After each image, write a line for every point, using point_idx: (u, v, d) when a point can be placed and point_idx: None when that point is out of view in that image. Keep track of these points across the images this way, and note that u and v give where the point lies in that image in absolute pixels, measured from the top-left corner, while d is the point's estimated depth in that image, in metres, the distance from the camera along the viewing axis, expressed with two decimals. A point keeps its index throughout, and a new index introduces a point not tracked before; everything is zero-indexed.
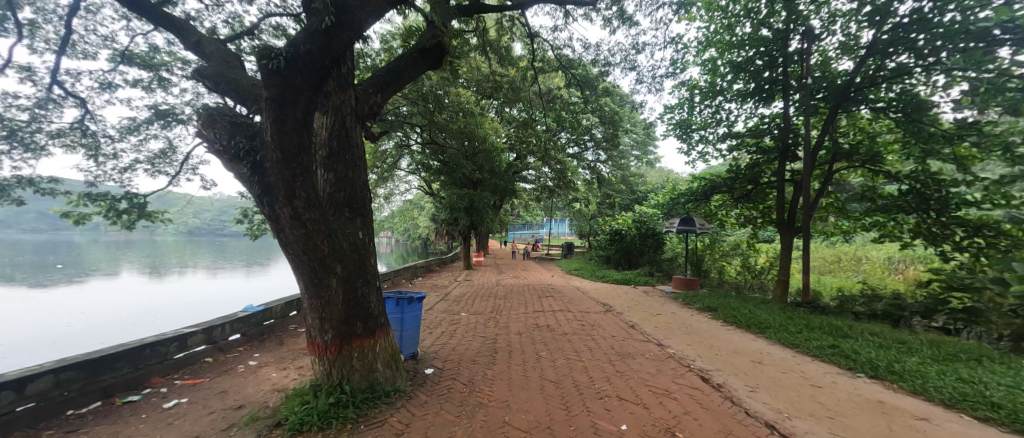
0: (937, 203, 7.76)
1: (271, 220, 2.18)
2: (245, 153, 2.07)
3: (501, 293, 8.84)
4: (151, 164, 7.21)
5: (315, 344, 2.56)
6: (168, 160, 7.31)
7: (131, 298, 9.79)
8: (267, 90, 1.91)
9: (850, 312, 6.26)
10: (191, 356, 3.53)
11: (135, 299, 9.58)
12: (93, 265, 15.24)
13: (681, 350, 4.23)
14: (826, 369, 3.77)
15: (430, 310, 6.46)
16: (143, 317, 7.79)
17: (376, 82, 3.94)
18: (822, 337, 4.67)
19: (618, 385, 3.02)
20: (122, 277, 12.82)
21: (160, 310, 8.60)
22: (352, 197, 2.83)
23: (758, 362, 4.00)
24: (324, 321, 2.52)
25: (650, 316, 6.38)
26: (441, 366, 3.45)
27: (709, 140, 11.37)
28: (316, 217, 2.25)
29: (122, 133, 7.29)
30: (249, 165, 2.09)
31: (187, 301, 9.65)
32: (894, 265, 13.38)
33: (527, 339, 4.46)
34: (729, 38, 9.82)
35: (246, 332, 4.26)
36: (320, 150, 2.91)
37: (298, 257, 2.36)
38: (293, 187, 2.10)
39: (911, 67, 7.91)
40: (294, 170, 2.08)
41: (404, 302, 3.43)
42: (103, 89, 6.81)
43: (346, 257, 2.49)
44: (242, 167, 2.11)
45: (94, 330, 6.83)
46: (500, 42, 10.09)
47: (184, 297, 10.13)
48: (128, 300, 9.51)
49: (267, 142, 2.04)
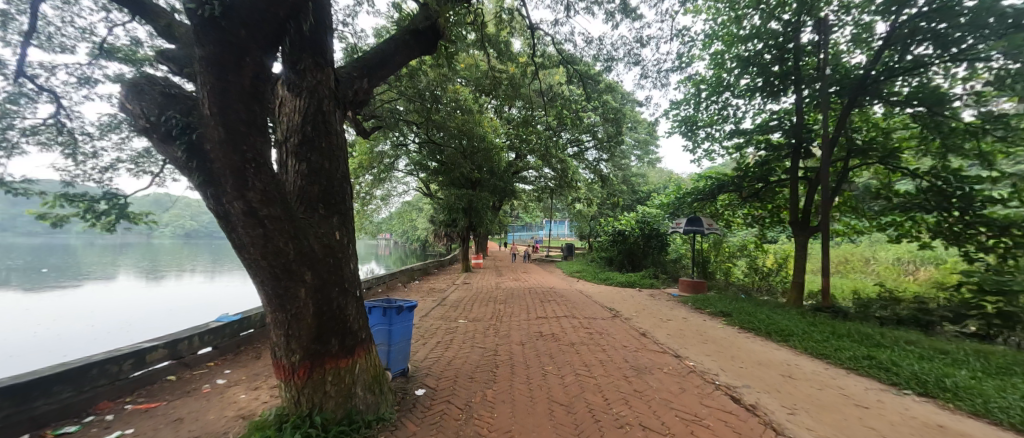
0: (960, 201, 7.40)
1: (219, 217, 1.76)
2: (180, 131, 1.65)
3: (502, 297, 8.43)
4: (135, 164, 6.79)
5: (281, 366, 2.14)
6: (153, 160, 6.88)
7: (116, 301, 9.29)
8: (202, 48, 1.49)
9: (874, 317, 5.88)
10: (150, 375, 3.10)
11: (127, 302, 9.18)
12: (85, 268, 14.89)
13: (701, 363, 3.82)
14: (867, 385, 3.37)
15: (425, 317, 6.04)
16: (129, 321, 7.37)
17: (362, 66, 3.50)
18: (855, 346, 4.26)
19: (639, 409, 2.61)
20: (117, 280, 12.52)
21: (150, 312, 8.18)
22: (327, 192, 2.41)
23: (789, 376, 3.60)
24: (291, 340, 2.09)
25: (660, 321, 5.97)
26: (435, 385, 3.02)
27: (716, 138, 11.01)
28: (278, 214, 1.83)
29: (104, 131, 6.87)
30: (184, 147, 1.67)
31: (176, 305, 9.15)
32: (906, 266, 13.01)
33: (531, 350, 4.05)
34: (737, 31, 9.44)
35: (219, 345, 3.84)
36: (292, 137, 2.50)
37: (257, 264, 1.93)
38: (245, 176, 1.68)
39: (930, 59, 7.57)
40: (244, 153, 1.66)
41: (391, 312, 3.02)
42: (83, 85, 6.41)
43: (317, 262, 2.07)
44: (178, 150, 1.69)
45: (74, 333, 6.38)
46: (498, 37, 9.73)
47: (172, 300, 9.62)
48: (114, 303, 9.03)
49: (206, 118, 1.61)
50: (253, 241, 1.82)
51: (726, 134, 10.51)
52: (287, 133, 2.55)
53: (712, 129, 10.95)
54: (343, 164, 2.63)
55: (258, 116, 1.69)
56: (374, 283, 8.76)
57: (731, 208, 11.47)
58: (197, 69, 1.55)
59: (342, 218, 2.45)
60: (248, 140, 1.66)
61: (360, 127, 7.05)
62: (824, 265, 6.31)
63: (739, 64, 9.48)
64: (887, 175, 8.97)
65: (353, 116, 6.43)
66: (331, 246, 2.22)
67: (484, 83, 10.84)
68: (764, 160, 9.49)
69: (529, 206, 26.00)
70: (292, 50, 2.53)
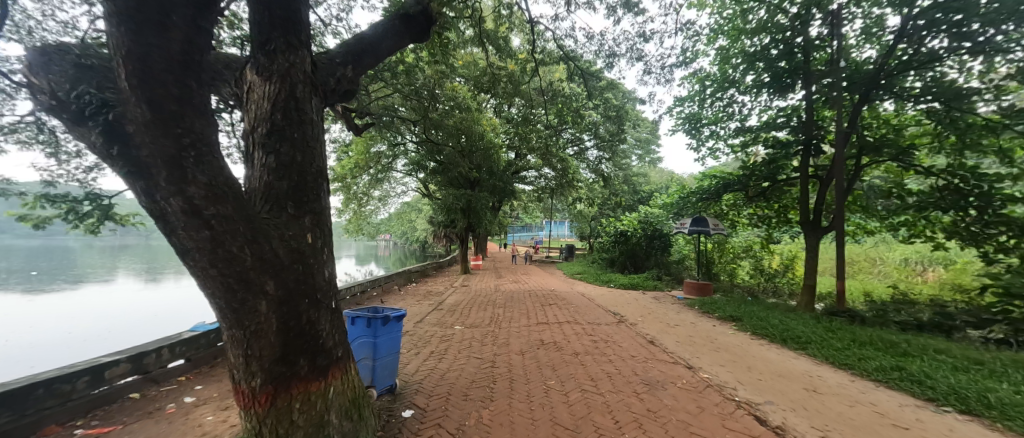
0: (978, 199, 7.10)
1: (155, 218, 1.47)
2: (94, 109, 1.40)
3: (500, 300, 8.12)
4: None
5: (241, 392, 1.83)
6: None
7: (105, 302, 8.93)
8: (117, 5, 1.26)
9: (893, 322, 5.59)
10: (110, 393, 2.79)
11: (119, 303, 8.88)
12: (77, 269, 14.61)
13: (716, 375, 3.51)
14: (902, 402, 3.07)
15: (420, 323, 5.74)
16: (119, 324, 7.05)
17: (346, 51, 3.17)
18: (880, 355, 3.97)
19: (654, 434, 2.31)
20: (116, 280, 12.41)
21: (142, 315, 7.87)
22: (298, 189, 2.11)
23: (814, 390, 3.30)
24: (251, 362, 1.78)
25: (668, 327, 5.68)
26: (424, 404, 2.72)
27: (721, 136, 10.72)
28: (227, 212, 1.54)
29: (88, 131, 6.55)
30: (103, 130, 1.40)
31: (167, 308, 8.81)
32: (915, 267, 12.72)
33: (531, 361, 3.74)
34: (744, 25, 9.13)
35: (192, 357, 3.54)
36: (260, 127, 2.21)
37: (207, 274, 1.62)
38: (182, 166, 1.40)
39: (944, 52, 7.30)
40: (178, 136, 1.39)
41: (376, 323, 2.72)
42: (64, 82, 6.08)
43: (281, 270, 1.78)
44: (96, 134, 1.42)
45: (59, 335, 6.06)
46: (498, 33, 9.46)
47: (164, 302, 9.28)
48: (102, 304, 8.69)
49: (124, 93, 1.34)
50: (198, 245, 1.52)
51: (731, 132, 10.23)
52: (255, 121, 2.25)
53: (717, 127, 10.68)
54: (319, 158, 2.34)
55: (192, 91, 1.43)
56: (369, 286, 8.48)
57: (736, 207, 11.18)
58: (116, 35, 1.29)
59: (317, 219, 2.16)
60: (183, 122, 1.39)
61: (352, 123, 6.74)
62: (839, 267, 6.01)
63: (746, 60, 9.19)
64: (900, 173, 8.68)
65: (344, 106, 6.14)
66: (301, 252, 1.92)
67: (483, 80, 10.55)
68: (772, 158, 9.19)
69: (529, 207, 25.72)
70: (261, 30, 2.27)
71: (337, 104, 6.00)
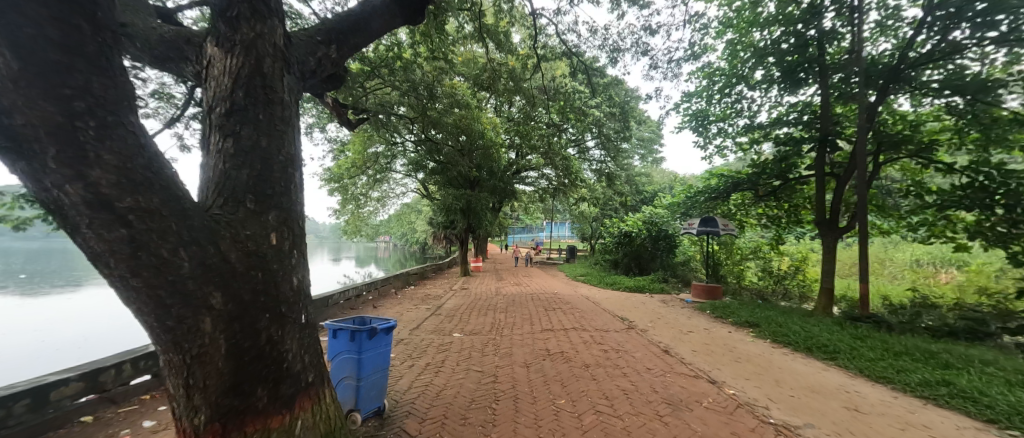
0: (1005, 197, 6.75)
1: (48, 212, 1.13)
2: None
3: (501, 304, 7.75)
4: None
5: (184, 430, 1.47)
6: None
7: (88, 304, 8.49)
8: None
9: (922, 328, 5.25)
10: (58, 416, 2.43)
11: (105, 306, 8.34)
12: (67, 272, 14.24)
13: (744, 392, 3.15)
14: (958, 424, 2.72)
15: (415, 330, 5.37)
16: (106, 325, 6.51)
17: (329, 29, 2.81)
18: (920, 368, 3.61)
19: None
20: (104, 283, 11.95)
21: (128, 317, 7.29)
22: (261, 180, 1.75)
23: (855, 409, 2.94)
24: (195, 394, 1.42)
25: (680, 333, 5.33)
26: (417, 430, 2.36)
27: (729, 133, 10.38)
28: (148, 204, 1.20)
29: None
30: None
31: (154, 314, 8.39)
32: (927, 268, 12.39)
33: (537, 376, 3.38)
34: (753, 18, 8.78)
35: (160, 372, 3.20)
36: (217, 108, 1.87)
37: (130, 286, 1.26)
38: (77, 141, 1.07)
39: (968, 42, 6.93)
40: (66, 100, 1.06)
41: (361, 336, 2.36)
42: None
43: (229, 277, 1.43)
44: None
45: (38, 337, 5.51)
46: (498, 28, 9.14)
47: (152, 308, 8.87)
48: (83, 308, 8.14)
49: None
50: (108, 247, 1.18)
51: (740, 129, 9.88)
52: (213, 101, 1.90)
53: (725, 124, 10.35)
54: (289, 142, 1.99)
55: (80, 40, 1.10)
56: (365, 290, 8.12)
57: (744, 206, 10.83)
58: None
59: (285, 214, 1.81)
60: (72, 80, 1.07)
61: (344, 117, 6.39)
62: (861, 268, 5.66)
63: (755, 55, 8.84)
64: (918, 170, 8.34)
65: (336, 100, 5.78)
66: (260, 255, 1.57)
67: (483, 76, 10.25)
68: (784, 155, 8.85)
69: (530, 208, 25.41)
70: None
71: (327, 95, 5.64)
